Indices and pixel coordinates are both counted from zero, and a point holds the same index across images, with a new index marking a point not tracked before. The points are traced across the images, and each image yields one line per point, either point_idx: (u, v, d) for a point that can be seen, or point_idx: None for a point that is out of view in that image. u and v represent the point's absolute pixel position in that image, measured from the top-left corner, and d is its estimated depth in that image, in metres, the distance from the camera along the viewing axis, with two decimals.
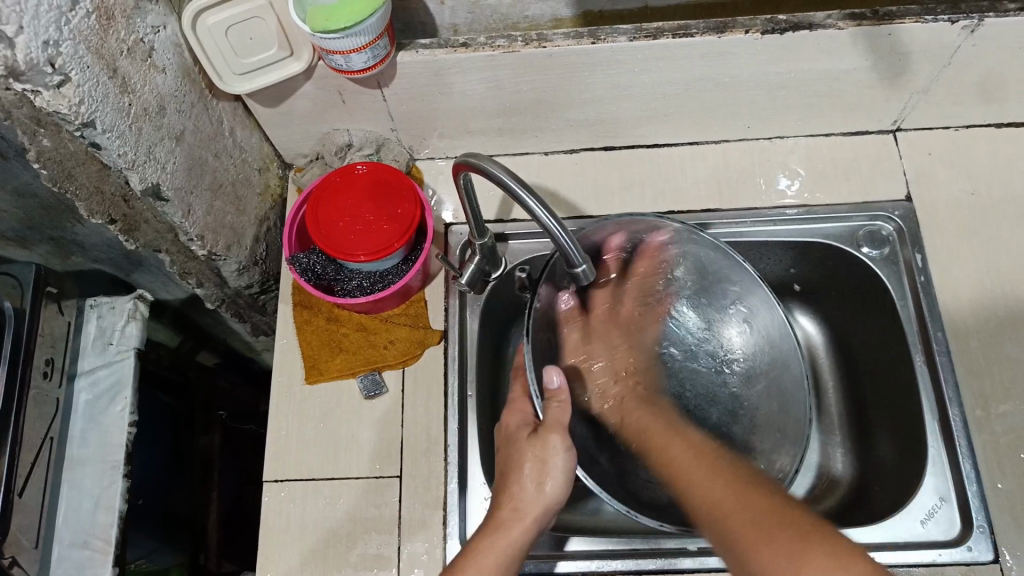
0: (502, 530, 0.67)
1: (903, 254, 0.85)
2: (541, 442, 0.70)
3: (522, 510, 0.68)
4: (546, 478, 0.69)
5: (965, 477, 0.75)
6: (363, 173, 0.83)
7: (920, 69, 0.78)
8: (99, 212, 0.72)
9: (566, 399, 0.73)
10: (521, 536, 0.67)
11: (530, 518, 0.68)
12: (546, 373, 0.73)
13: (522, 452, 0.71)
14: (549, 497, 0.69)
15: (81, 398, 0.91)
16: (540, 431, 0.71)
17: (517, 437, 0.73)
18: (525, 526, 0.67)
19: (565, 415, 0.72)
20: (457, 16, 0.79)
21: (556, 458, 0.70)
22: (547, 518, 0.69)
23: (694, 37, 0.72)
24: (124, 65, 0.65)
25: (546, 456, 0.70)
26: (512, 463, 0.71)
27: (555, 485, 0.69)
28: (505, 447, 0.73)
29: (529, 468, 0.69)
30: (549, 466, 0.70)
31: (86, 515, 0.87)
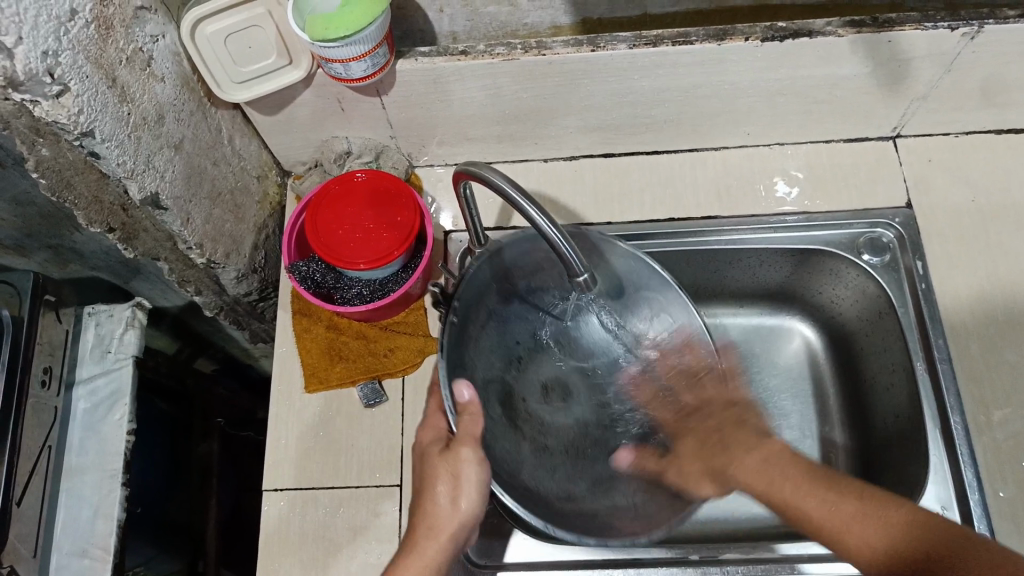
0: (416, 552, 0.63)
1: (903, 260, 0.85)
2: (452, 456, 0.65)
3: (437, 529, 0.64)
4: (460, 494, 0.65)
5: (968, 486, 0.74)
6: (361, 181, 0.83)
7: (920, 76, 0.78)
8: (98, 221, 0.72)
9: (480, 410, 0.67)
10: (434, 556, 0.63)
11: (447, 536, 0.64)
12: (454, 386, 0.66)
13: (435, 467, 0.66)
14: (465, 512, 0.65)
15: (79, 406, 0.91)
16: (452, 445, 0.66)
17: (429, 452, 0.68)
18: (441, 543, 0.64)
19: (479, 426, 0.66)
20: (456, 24, 0.79)
21: (469, 470, 0.65)
22: (462, 535, 0.65)
23: (694, 44, 0.72)
24: (124, 74, 0.65)
25: (458, 470, 0.65)
26: (425, 481, 0.67)
27: (469, 500, 0.65)
28: (419, 462, 0.68)
29: (443, 483, 0.65)
30: (462, 480, 0.65)
31: (85, 523, 0.86)
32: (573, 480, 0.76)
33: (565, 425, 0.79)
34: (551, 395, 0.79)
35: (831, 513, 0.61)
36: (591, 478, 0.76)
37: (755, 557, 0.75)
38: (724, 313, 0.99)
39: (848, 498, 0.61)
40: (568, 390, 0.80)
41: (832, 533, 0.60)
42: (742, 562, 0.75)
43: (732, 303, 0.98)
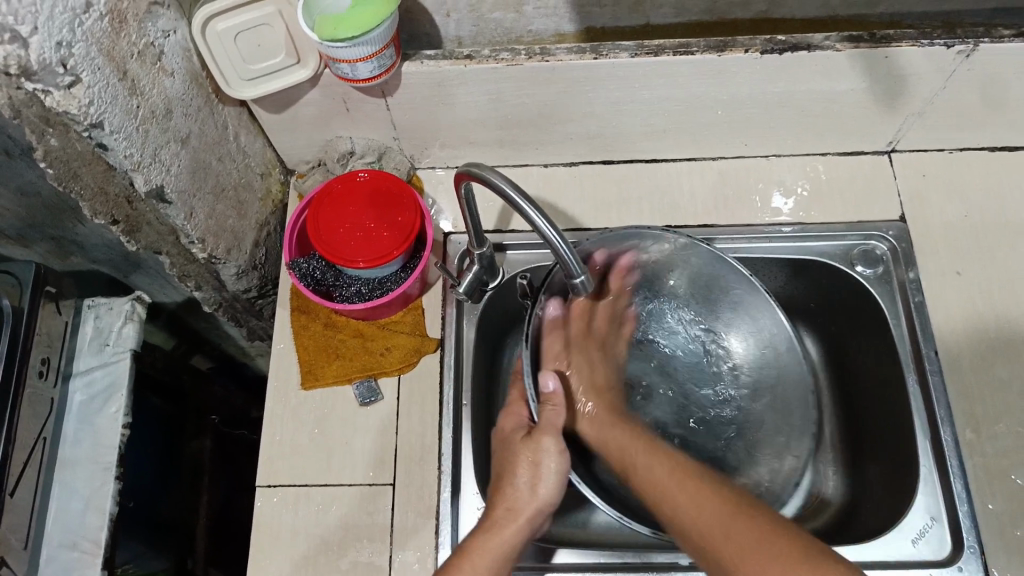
0: (497, 532, 0.68)
1: (897, 273, 0.86)
2: (534, 444, 0.72)
3: (517, 514, 0.69)
4: (540, 479, 0.71)
5: (956, 496, 0.75)
6: (363, 180, 0.84)
7: (915, 92, 0.80)
8: (103, 212, 0.72)
9: (562, 401, 0.74)
10: (509, 538, 0.68)
11: (524, 519, 0.69)
12: (540, 377, 0.75)
13: (517, 455, 0.72)
14: (543, 500, 0.70)
15: (75, 399, 0.92)
16: (533, 433, 0.73)
17: (512, 440, 0.75)
18: (518, 527, 0.68)
19: (559, 418, 0.73)
20: (462, 29, 0.80)
21: (550, 460, 0.71)
22: (539, 521, 0.70)
23: (695, 55, 0.74)
24: (134, 67, 0.66)
25: (538, 458, 0.72)
26: (507, 466, 0.73)
27: (547, 486, 0.71)
28: (501, 447, 0.76)
29: (524, 470, 0.71)
30: (541, 467, 0.71)
31: (77, 515, 0.87)
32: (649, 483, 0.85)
33: (642, 427, 0.86)
34: (634, 394, 0.86)
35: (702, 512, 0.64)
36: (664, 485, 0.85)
37: None
38: None
39: (724, 503, 0.64)
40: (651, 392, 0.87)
41: (697, 523, 0.64)
42: None
43: None
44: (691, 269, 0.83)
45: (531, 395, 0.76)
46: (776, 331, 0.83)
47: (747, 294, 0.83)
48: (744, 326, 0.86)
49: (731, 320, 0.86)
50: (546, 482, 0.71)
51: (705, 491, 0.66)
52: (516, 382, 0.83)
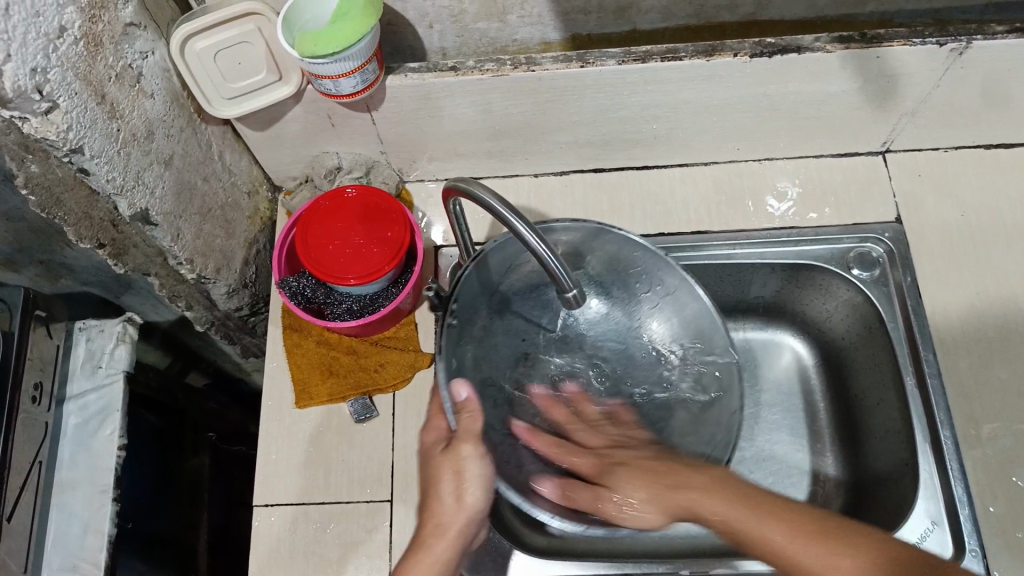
0: (425, 551, 0.63)
1: (893, 275, 0.85)
2: (454, 455, 0.64)
3: (444, 530, 0.64)
4: (465, 491, 0.64)
5: (957, 500, 0.74)
6: (352, 197, 0.83)
7: (909, 91, 0.78)
8: (88, 237, 0.72)
9: (479, 408, 0.65)
10: (442, 555, 0.63)
11: (454, 533, 0.64)
12: (454, 386, 0.66)
13: (437, 470, 0.64)
14: (472, 508, 0.64)
15: (70, 421, 0.91)
16: (454, 444, 0.65)
17: (432, 454, 0.66)
18: (450, 541, 0.63)
19: (478, 423, 0.65)
20: (445, 40, 0.79)
21: (473, 468, 0.64)
22: (470, 532, 0.65)
23: (683, 60, 0.72)
24: (113, 91, 0.65)
25: (461, 468, 0.64)
26: (429, 482, 0.66)
27: (475, 496, 0.64)
28: (423, 465, 0.67)
29: (445, 483, 0.64)
30: (466, 478, 0.64)
31: (76, 539, 0.86)
32: None
33: None
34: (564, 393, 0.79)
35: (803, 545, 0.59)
36: None
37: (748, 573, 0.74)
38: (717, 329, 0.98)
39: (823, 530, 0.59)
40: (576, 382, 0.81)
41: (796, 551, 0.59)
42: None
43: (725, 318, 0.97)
44: (606, 254, 0.76)
45: (443, 404, 0.66)
46: (694, 307, 0.76)
47: (661, 271, 0.76)
48: (667, 305, 0.78)
49: (652, 301, 0.79)
50: (473, 491, 0.64)
51: (715, 497, 0.62)
52: (433, 394, 0.72)
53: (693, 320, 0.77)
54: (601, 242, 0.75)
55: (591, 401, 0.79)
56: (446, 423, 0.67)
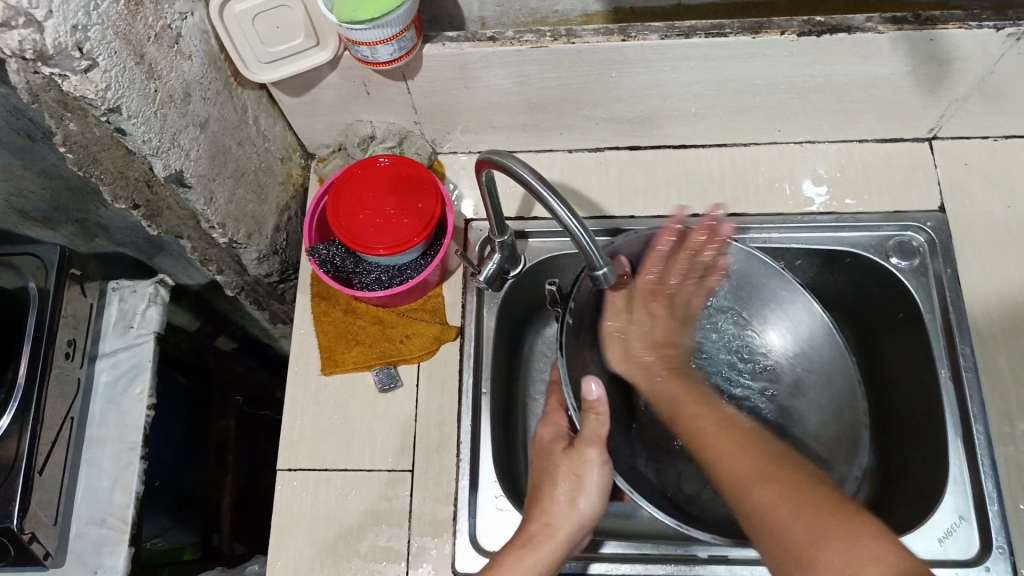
0: (532, 550, 0.67)
1: (933, 266, 0.83)
2: (578, 456, 0.70)
3: (557, 531, 0.68)
4: (580, 494, 0.69)
5: (986, 497, 0.73)
6: (384, 166, 0.83)
7: (963, 77, 0.75)
8: (123, 197, 0.73)
9: (606, 411, 0.72)
10: (547, 554, 0.66)
11: (562, 536, 0.68)
12: (586, 384, 0.72)
13: (558, 466, 0.71)
14: (583, 514, 0.69)
15: (101, 378, 0.93)
16: (576, 444, 0.71)
17: (552, 449, 0.74)
18: (557, 543, 0.67)
19: (603, 428, 0.71)
20: (486, 10, 0.78)
21: (592, 472, 0.70)
22: (578, 535, 0.69)
23: (728, 37, 0.71)
24: (151, 51, 0.65)
25: (581, 471, 0.70)
26: (546, 478, 0.72)
27: (589, 500, 0.69)
28: (540, 458, 0.74)
29: (564, 483, 0.70)
30: (584, 481, 0.70)
31: (104, 493, 0.88)
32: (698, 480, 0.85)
33: None
34: None
35: (789, 505, 0.57)
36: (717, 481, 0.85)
37: None
38: None
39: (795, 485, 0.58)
40: None
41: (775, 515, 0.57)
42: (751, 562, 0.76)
43: None
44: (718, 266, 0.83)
45: (570, 403, 0.74)
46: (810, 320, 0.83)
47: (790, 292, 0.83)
48: (778, 319, 0.85)
49: (765, 316, 0.85)
50: (587, 497, 0.70)
51: (726, 447, 0.64)
52: (551, 391, 0.81)
53: (808, 334, 0.84)
54: None
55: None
56: (567, 421, 0.77)
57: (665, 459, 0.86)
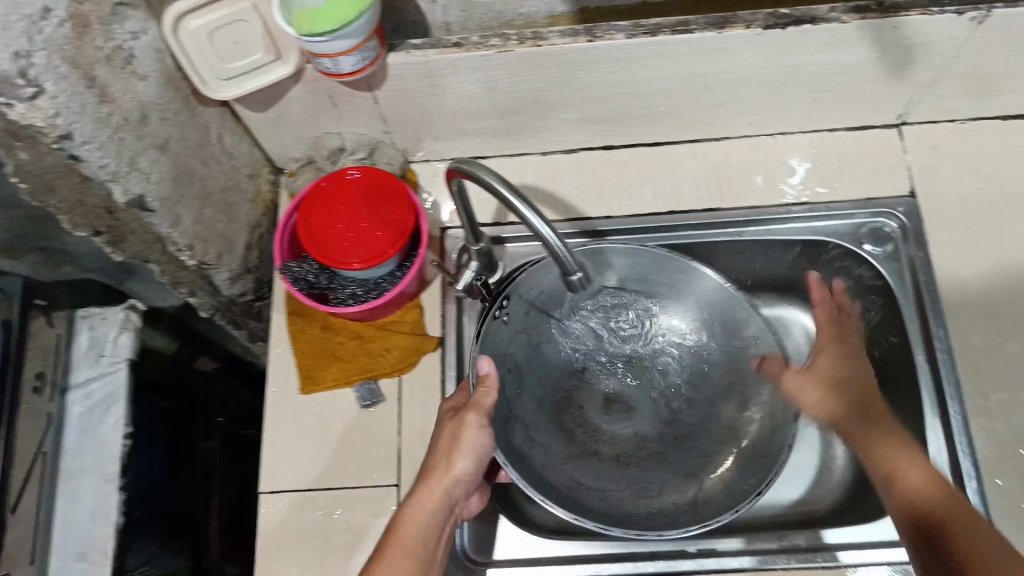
0: (415, 506, 0.69)
1: (905, 251, 0.84)
2: (458, 420, 0.72)
3: (434, 489, 0.70)
4: (459, 455, 0.70)
5: (964, 474, 0.74)
6: (356, 178, 0.81)
7: (928, 62, 0.76)
8: (83, 225, 0.70)
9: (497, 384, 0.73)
10: (432, 509, 0.69)
11: (443, 491, 0.70)
12: (481, 358, 0.73)
13: (444, 431, 0.72)
14: (460, 472, 0.70)
15: (75, 410, 0.91)
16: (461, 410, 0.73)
17: (445, 417, 0.75)
18: (437, 497, 0.69)
19: (490, 399, 0.72)
20: (450, 15, 0.76)
21: (471, 435, 0.71)
22: (460, 492, 0.71)
23: (694, 33, 0.71)
24: (103, 73, 0.63)
25: (461, 433, 0.71)
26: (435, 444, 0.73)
27: (466, 461, 0.70)
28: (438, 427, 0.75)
29: (445, 442, 0.71)
30: (461, 443, 0.71)
31: (83, 526, 0.88)
32: (617, 483, 0.83)
33: (623, 435, 0.87)
34: (612, 406, 0.88)
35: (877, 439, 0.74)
36: (635, 485, 0.83)
37: (761, 548, 0.76)
38: None
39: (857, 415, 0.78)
40: (633, 404, 0.88)
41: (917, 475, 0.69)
42: (741, 553, 0.76)
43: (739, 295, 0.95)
44: (640, 270, 0.82)
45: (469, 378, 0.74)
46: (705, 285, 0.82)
47: (691, 277, 0.82)
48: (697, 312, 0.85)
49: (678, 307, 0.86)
50: (460, 458, 0.70)
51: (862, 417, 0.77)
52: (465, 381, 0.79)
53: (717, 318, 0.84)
54: (612, 260, 0.80)
55: (637, 412, 0.88)
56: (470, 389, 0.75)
57: (588, 462, 0.85)
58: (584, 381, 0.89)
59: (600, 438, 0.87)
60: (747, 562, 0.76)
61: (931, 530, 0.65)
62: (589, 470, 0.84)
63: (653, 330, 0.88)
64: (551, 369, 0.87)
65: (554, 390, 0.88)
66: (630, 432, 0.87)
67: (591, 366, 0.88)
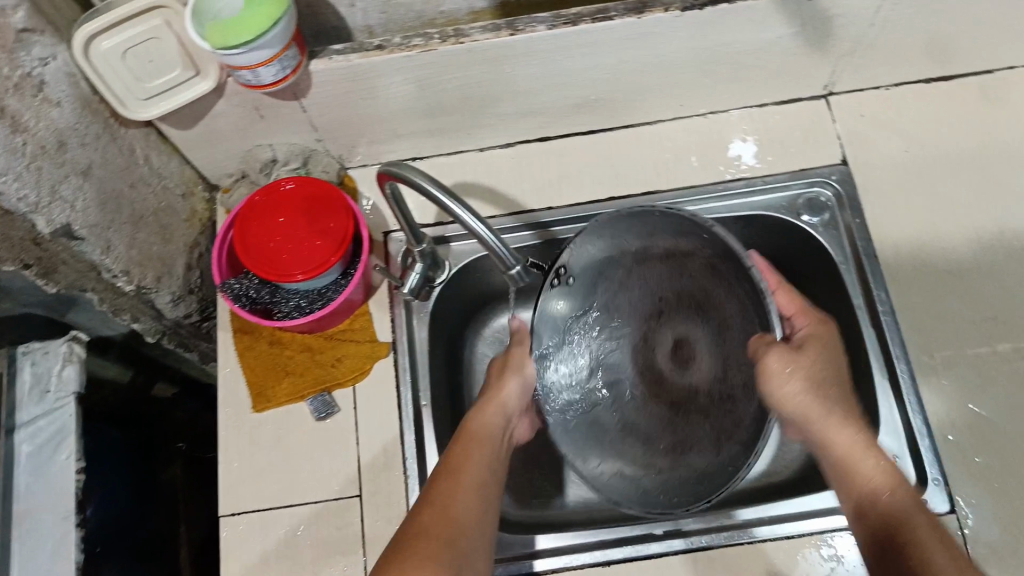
0: (464, 451, 0.73)
1: (842, 219, 0.85)
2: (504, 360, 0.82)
3: (486, 420, 0.77)
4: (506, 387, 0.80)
5: (917, 432, 0.76)
6: (290, 190, 0.80)
7: (846, 32, 0.77)
8: (11, 260, 0.67)
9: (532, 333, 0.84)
10: (486, 449, 0.74)
11: (495, 421, 0.77)
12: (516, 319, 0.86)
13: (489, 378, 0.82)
14: (506, 403, 0.79)
15: (24, 450, 0.88)
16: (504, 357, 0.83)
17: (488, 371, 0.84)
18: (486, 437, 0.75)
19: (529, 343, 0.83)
20: (370, 18, 0.75)
21: (516, 371, 0.81)
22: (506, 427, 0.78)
23: (614, 20, 0.71)
24: (12, 103, 0.61)
25: (506, 373, 0.81)
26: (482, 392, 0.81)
27: (512, 392, 0.80)
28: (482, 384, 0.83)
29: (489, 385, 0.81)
30: (507, 377, 0.81)
31: (42, 568, 0.84)
32: (654, 451, 0.83)
33: (699, 382, 0.84)
34: (681, 351, 0.86)
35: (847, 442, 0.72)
36: (680, 445, 0.82)
37: (726, 523, 0.77)
38: None
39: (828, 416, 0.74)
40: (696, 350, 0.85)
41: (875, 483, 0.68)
42: (706, 531, 0.77)
43: None
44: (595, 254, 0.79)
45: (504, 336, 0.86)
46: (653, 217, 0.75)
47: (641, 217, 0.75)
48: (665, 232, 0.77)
49: (647, 235, 0.78)
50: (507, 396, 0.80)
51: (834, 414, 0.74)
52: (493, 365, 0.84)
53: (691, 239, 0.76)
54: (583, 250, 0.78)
55: (699, 362, 0.84)
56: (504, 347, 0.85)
57: (637, 423, 0.86)
58: (654, 328, 0.87)
59: (667, 384, 0.86)
60: (712, 539, 0.76)
61: (891, 541, 0.64)
62: (646, 430, 0.85)
63: (663, 260, 0.81)
64: (600, 324, 0.86)
65: (612, 345, 0.87)
66: (704, 376, 0.84)
67: (657, 311, 0.86)
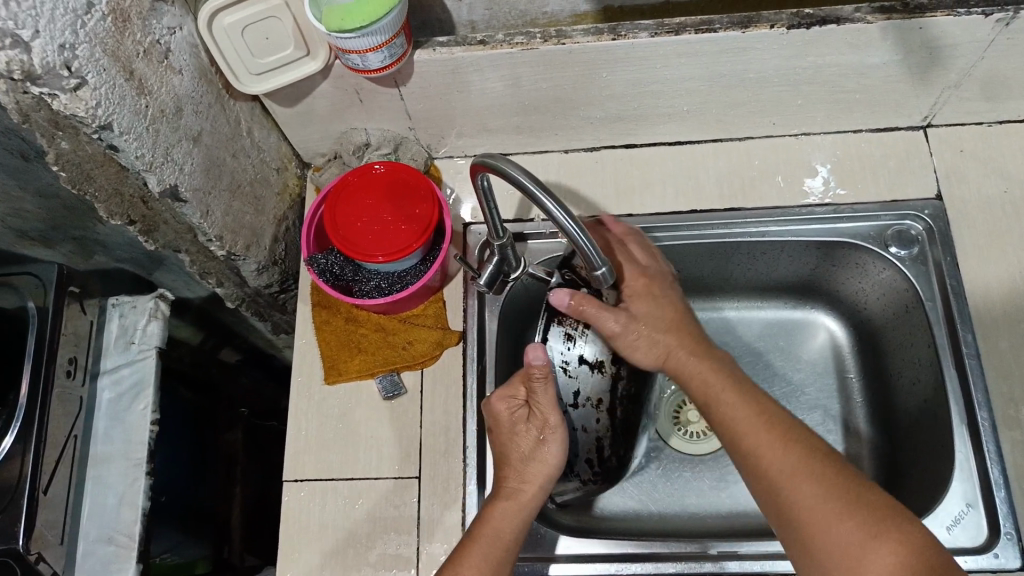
0: (475, 546, 0.65)
1: (932, 254, 0.83)
2: (540, 418, 0.70)
3: (529, 478, 0.69)
4: (545, 445, 0.70)
5: (993, 483, 0.73)
6: (379, 173, 0.83)
7: (953, 63, 0.75)
8: (119, 213, 0.72)
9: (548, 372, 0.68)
10: (526, 505, 0.68)
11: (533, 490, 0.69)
12: (527, 354, 0.68)
13: (517, 438, 0.71)
14: (548, 463, 0.70)
15: (104, 395, 0.92)
16: (538, 410, 0.70)
17: (511, 420, 0.71)
18: (515, 509, 0.68)
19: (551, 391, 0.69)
20: (475, 13, 0.78)
21: (554, 435, 0.70)
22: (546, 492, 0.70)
23: (718, 32, 0.71)
24: (141, 67, 0.65)
25: (545, 426, 0.70)
26: (507, 443, 0.71)
27: (549, 456, 0.70)
28: (498, 427, 0.72)
29: (528, 435, 0.70)
30: (546, 433, 0.70)
31: (110, 513, 0.87)
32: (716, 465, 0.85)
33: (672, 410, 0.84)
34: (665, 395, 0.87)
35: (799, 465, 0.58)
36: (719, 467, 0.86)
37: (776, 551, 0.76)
38: (748, 308, 0.97)
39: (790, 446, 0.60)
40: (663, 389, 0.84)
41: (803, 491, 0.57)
42: (759, 556, 0.76)
43: (757, 298, 0.96)
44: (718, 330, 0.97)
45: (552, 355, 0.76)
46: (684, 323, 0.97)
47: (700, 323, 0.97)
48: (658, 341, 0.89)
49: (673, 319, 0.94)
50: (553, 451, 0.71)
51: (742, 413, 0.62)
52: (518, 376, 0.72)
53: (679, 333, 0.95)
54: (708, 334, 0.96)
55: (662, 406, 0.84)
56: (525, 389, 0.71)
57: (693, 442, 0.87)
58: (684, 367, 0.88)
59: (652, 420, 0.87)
60: (765, 566, 0.75)
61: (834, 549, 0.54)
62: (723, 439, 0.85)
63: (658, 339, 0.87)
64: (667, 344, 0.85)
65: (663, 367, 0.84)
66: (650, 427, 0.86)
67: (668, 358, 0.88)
